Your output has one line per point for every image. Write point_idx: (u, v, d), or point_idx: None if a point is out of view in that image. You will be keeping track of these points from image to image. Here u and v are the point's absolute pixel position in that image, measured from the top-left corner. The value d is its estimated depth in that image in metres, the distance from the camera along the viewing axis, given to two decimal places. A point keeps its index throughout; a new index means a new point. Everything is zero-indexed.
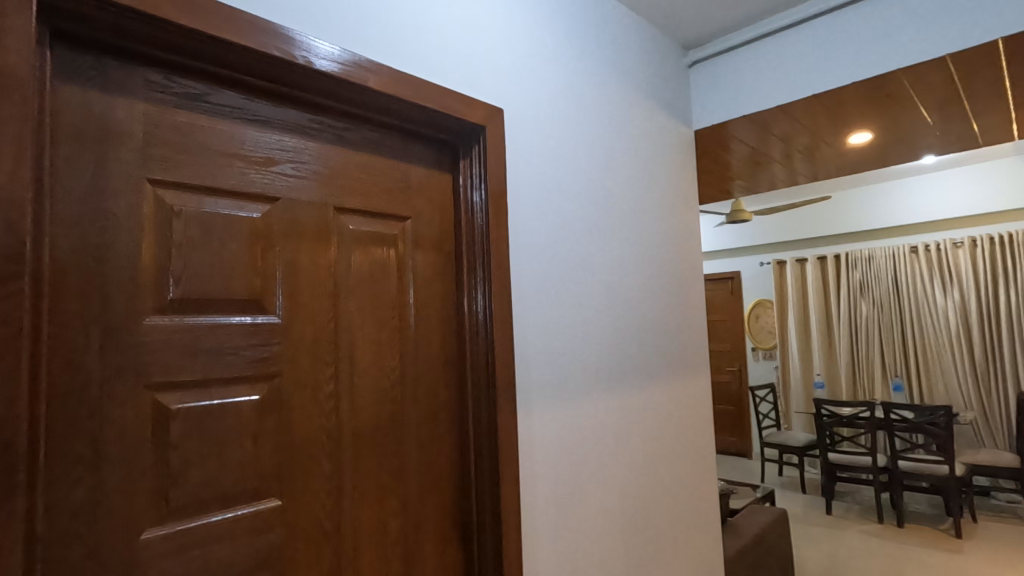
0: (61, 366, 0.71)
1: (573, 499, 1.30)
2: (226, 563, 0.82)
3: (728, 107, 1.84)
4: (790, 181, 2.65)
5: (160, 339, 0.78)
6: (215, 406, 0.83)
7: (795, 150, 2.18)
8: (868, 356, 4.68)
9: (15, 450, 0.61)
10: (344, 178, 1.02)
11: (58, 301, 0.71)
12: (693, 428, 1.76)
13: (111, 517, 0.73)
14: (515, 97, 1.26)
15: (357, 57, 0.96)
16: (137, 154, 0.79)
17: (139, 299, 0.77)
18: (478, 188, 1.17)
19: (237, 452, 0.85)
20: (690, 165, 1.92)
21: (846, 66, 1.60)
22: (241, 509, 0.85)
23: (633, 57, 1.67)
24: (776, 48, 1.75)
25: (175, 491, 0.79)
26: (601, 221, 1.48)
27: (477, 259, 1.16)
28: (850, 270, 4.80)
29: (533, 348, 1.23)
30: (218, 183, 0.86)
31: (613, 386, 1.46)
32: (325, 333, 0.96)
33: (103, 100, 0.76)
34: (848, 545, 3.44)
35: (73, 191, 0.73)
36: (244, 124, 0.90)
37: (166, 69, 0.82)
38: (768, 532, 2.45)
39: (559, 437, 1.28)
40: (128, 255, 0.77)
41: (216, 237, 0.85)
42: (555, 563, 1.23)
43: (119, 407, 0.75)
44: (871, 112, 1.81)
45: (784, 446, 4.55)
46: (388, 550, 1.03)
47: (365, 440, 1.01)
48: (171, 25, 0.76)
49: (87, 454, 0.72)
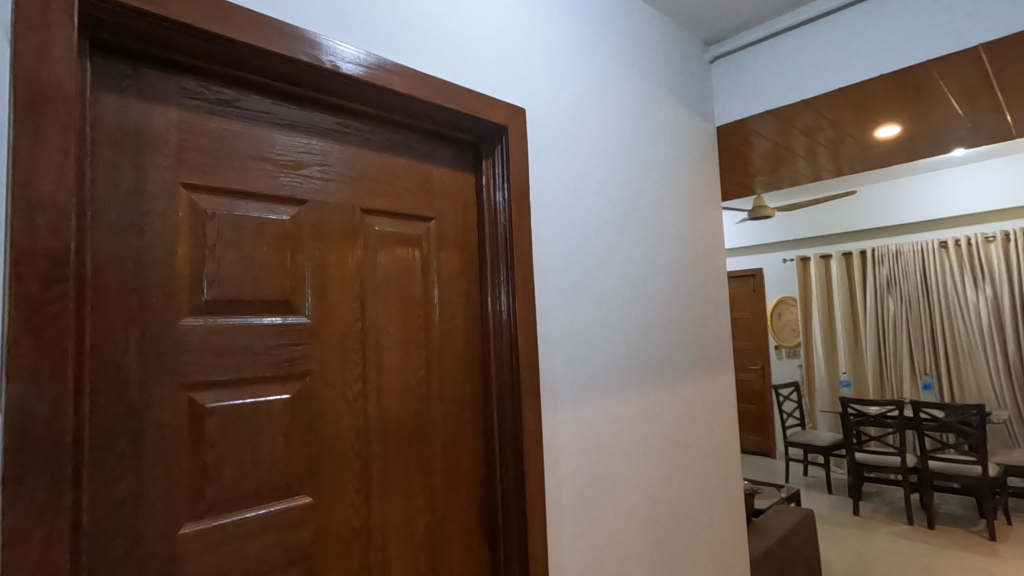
0: (103, 365, 0.73)
1: (598, 498, 1.30)
2: (260, 559, 0.84)
3: (751, 102, 1.82)
4: (814, 176, 2.61)
5: (196, 339, 0.81)
6: (248, 405, 0.85)
7: (820, 144, 2.14)
8: (897, 354, 4.58)
9: (63, 448, 0.63)
10: (369, 180, 1.03)
11: (99, 303, 0.74)
12: (719, 423, 1.75)
13: (150, 512, 0.75)
14: (537, 98, 1.27)
15: (382, 60, 0.97)
16: (172, 159, 0.81)
17: (175, 300, 0.80)
18: (501, 187, 1.17)
19: (270, 450, 0.87)
20: (713, 161, 1.90)
21: (874, 59, 1.57)
22: (274, 505, 0.86)
23: (653, 52, 1.66)
24: (801, 41, 1.72)
25: (211, 488, 0.81)
26: (624, 220, 1.48)
27: (501, 259, 1.16)
28: (877, 266, 4.70)
29: (557, 347, 1.24)
30: (249, 187, 0.88)
31: (637, 385, 1.46)
32: (352, 333, 0.98)
33: (140, 107, 0.79)
34: (876, 547, 3.37)
35: (113, 197, 0.75)
36: (273, 128, 0.92)
37: (198, 76, 0.84)
38: (795, 533, 2.41)
39: (583, 437, 1.28)
40: (165, 259, 0.79)
41: (247, 239, 0.87)
42: (581, 563, 1.23)
43: (158, 406, 0.77)
44: (900, 104, 1.77)
45: (808, 446, 4.47)
46: (415, 548, 1.04)
47: (393, 438, 1.03)
48: (205, 33, 0.77)
49: (128, 451, 0.74)
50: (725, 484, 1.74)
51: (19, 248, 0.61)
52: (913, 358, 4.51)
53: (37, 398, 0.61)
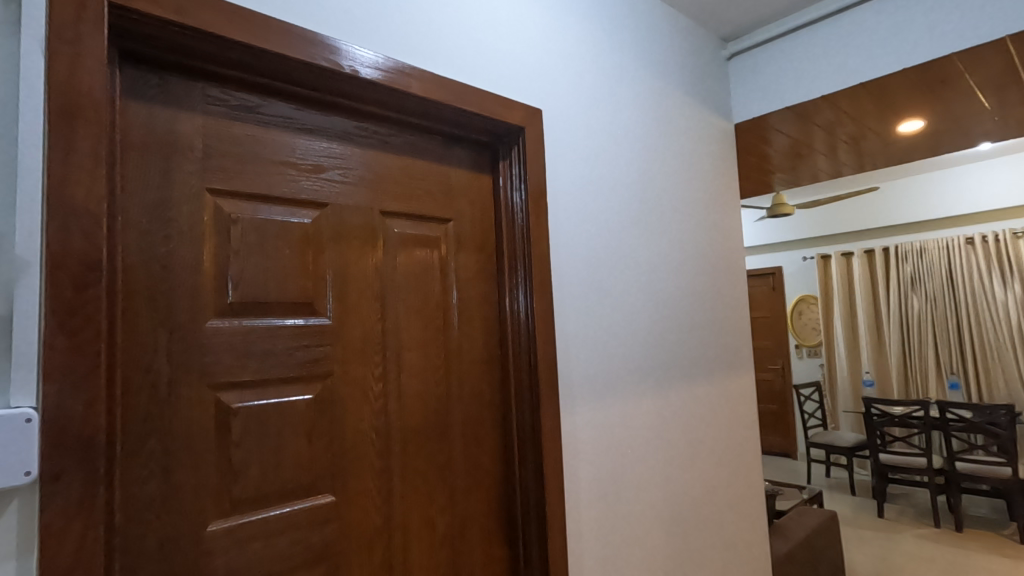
0: (133, 366, 0.75)
1: (617, 498, 1.29)
2: (285, 557, 0.86)
3: (769, 98, 1.80)
4: (835, 173, 2.56)
5: (221, 341, 0.82)
6: (273, 405, 0.87)
7: (841, 140, 2.11)
8: (922, 353, 4.49)
9: (97, 446, 0.65)
10: (388, 183, 1.05)
11: (129, 306, 0.76)
12: (739, 423, 1.73)
13: (180, 509, 0.77)
14: (554, 98, 1.27)
15: (400, 64, 0.98)
16: (197, 165, 0.83)
17: (202, 303, 0.82)
18: (518, 188, 1.18)
19: (293, 449, 0.88)
20: (732, 158, 1.88)
21: (896, 52, 1.54)
22: (298, 504, 0.88)
23: (669, 49, 1.65)
24: (821, 36, 1.69)
25: (237, 487, 0.82)
26: (641, 219, 1.47)
27: (519, 259, 1.17)
28: (901, 263, 4.60)
29: (575, 347, 1.24)
30: (271, 191, 0.89)
31: (656, 385, 1.45)
32: (373, 335, 0.99)
33: (166, 114, 0.81)
34: (901, 550, 3.31)
35: (142, 202, 0.78)
36: (294, 133, 0.93)
37: (222, 83, 0.86)
38: (818, 535, 2.38)
39: (602, 436, 1.28)
40: (191, 262, 0.81)
41: (270, 242, 0.89)
42: (600, 564, 1.23)
43: (186, 406, 0.79)
44: (923, 98, 1.73)
45: (831, 446, 4.40)
46: (436, 546, 1.05)
47: (413, 438, 1.04)
48: (229, 42, 0.79)
49: (157, 450, 0.76)
50: (746, 485, 1.72)
51: (53, 254, 0.63)
52: (939, 357, 4.42)
53: (72, 399, 0.63)
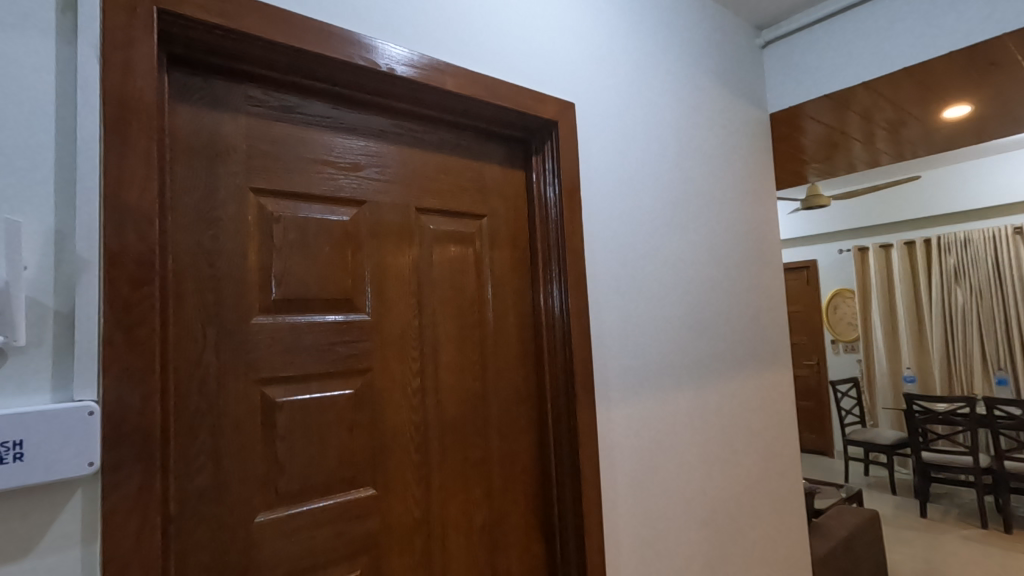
0: (183, 361, 0.77)
1: (654, 492, 1.28)
2: (327, 548, 0.87)
3: (806, 87, 1.75)
4: (873, 162, 2.48)
5: (266, 337, 0.84)
6: (315, 398, 0.88)
7: (880, 128, 2.04)
8: (967, 348, 4.31)
9: (153, 438, 0.67)
10: (422, 179, 1.05)
11: (180, 303, 0.78)
12: (777, 421, 1.69)
13: (229, 499, 0.80)
14: (586, 92, 1.26)
15: (433, 61, 0.99)
16: (241, 166, 0.85)
17: (248, 300, 0.84)
18: (551, 184, 1.17)
19: (335, 443, 0.90)
20: (767, 149, 1.84)
21: (941, 35, 1.48)
22: (340, 496, 0.90)
23: (701, 39, 1.61)
24: (859, 21, 1.64)
25: (283, 479, 0.84)
26: (675, 210, 1.45)
27: (553, 254, 1.17)
28: (943, 256, 4.44)
29: (610, 342, 1.23)
30: (311, 190, 0.91)
31: (692, 380, 1.43)
32: (410, 330, 1.00)
33: (211, 116, 0.83)
34: (947, 551, 3.20)
35: (190, 202, 0.80)
36: (332, 131, 0.95)
37: (263, 85, 0.88)
38: (859, 534, 2.31)
39: (637, 431, 1.26)
40: (236, 260, 0.83)
41: (310, 239, 0.90)
42: (638, 563, 1.22)
43: (233, 400, 0.81)
44: (970, 81, 1.66)
45: (870, 444, 4.27)
46: (474, 539, 1.06)
47: (451, 432, 1.04)
48: (270, 44, 0.81)
49: (208, 443, 0.78)
50: (785, 483, 1.69)
51: (110, 253, 0.66)
52: (985, 352, 4.24)
53: (131, 393, 0.66)
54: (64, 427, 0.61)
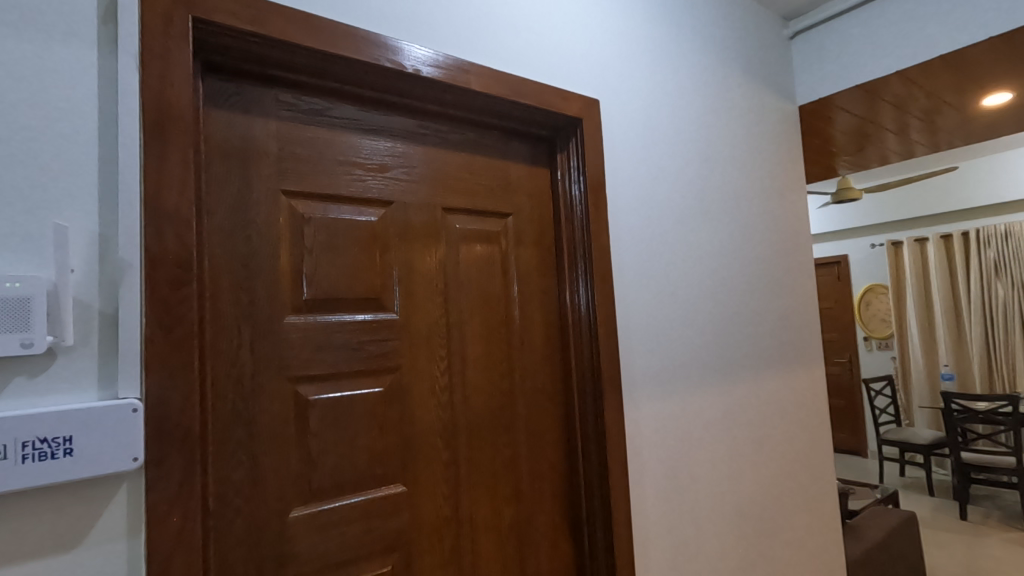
0: (220, 360, 0.79)
1: (683, 489, 1.27)
2: (359, 544, 0.89)
3: (836, 78, 1.71)
4: (906, 152, 2.40)
5: (298, 336, 0.86)
6: (346, 397, 0.90)
7: (914, 118, 1.98)
8: (1009, 344, 4.16)
9: (193, 435, 0.69)
10: (448, 179, 1.06)
11: (216, 304, 0.80)
12: (809, 419, 1.66)
13: (265, 494, 0.81)
14: (610, 88, 1.25)
15: (458, 61, 0.99)
16: (274, 169, 0.87)
17: (280, 300, 0.85)
18: (576, 182, 1.17)
19: (366, 440, 0.91)
20: (797, 143, 1.80)
21: (978, 20, 1.43)
22: (371, 492, 0.91)
23: (727, 31, 1.58)
24: (891, 8, 1.59)
25: (316, 475, 0.86)
26: (702, 205, 1.43)
27: (579, 252, 1.16)
28: (982, 249, 4.28)
29: (637, 339, 1.22)
30: (340, 191, 0.92)
31: (720, 377, 1.41)
32: (438, 328, 1.01)
33: (244, 121, 0.85)
34: (989, 554, 3.09)
35: (225, 205, 0.82)
36: (360, 133, 0.96)
37: (293, 89, 0.90)
38: (896, 537, 2.25)
39: (665, 429, 1.25)
40: (269, 262, 0.85)
41: (340, 240, 0.92)
42: (667, 561, 1.21)
43: (268, 398, 0.83)
44: (1011, 66, 1.60)
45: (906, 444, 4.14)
46: (503, 536, 1.06)
47: (478, 430, 1.05)
48: (300, 48, 0.82)
49: (245, 440, 0.81)
50: (818, 482, 1.65)
51: (151, 255, 0.68)
52: None
53: (171, 392, 0.68)
54: (110, 423, 0.63)
